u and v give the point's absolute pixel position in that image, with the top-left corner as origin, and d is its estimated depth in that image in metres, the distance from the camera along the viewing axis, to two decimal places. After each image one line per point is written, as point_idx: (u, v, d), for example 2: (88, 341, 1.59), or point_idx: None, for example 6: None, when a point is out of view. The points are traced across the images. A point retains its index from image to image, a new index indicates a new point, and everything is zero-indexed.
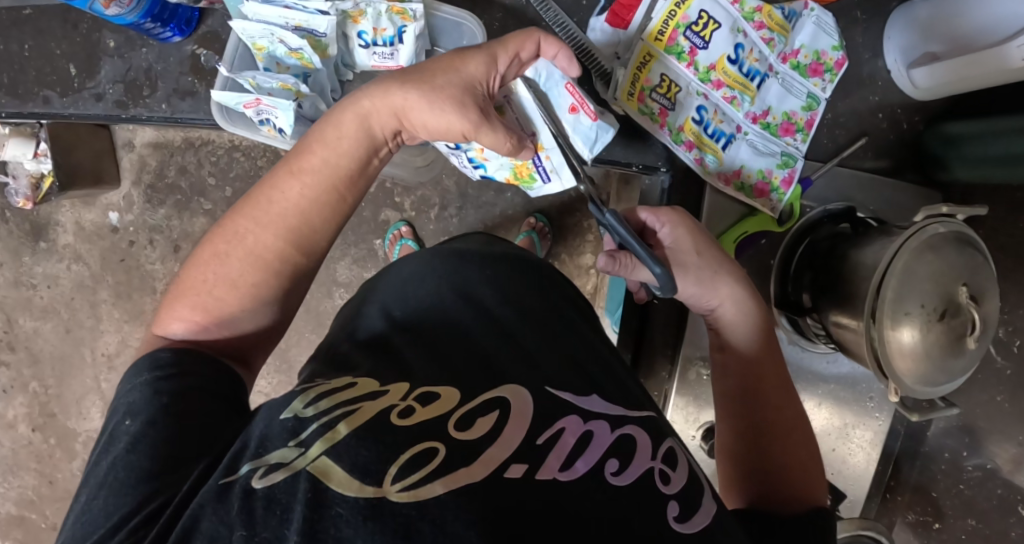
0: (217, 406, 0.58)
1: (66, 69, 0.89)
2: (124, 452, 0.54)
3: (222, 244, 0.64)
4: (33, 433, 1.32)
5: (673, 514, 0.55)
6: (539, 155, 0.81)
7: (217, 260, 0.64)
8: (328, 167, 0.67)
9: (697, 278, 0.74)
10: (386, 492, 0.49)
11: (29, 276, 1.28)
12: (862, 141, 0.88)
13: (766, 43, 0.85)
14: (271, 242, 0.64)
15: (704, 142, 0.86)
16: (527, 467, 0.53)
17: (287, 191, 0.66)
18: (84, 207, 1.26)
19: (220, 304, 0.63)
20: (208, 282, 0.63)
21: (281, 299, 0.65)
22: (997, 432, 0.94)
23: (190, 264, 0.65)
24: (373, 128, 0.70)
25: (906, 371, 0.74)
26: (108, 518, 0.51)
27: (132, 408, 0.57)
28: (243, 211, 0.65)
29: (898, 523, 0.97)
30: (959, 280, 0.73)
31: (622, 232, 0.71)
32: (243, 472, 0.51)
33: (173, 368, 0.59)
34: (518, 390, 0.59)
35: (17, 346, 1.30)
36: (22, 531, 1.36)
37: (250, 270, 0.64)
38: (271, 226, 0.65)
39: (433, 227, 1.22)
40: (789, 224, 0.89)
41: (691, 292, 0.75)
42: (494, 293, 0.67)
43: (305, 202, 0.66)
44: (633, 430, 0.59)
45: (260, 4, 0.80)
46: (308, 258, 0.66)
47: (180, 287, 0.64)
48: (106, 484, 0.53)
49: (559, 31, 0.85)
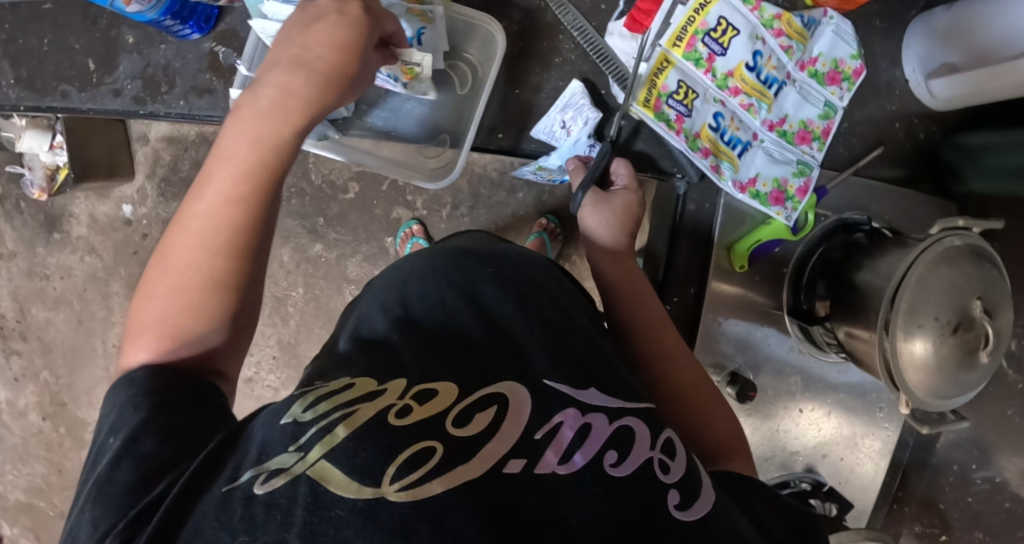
0: (196, 414, 0.58)
1: (85, 64, 0.89)
2: (108, 467, 0.54)
3: (175, 277, 0.64)
4: (43, 422, 1.34)
5: (674, 502, 0.56)
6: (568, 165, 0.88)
7: (174, 291, 0.63)
8: (229, 176, 0.66)
9: (606, 219, 0.81)
10: (385, 492, 0.49)
11: (43, 267, 1.29)
12: (879, 150, 0.87)
13: (784, 51, 0.84)
14: (203, 262, 0.64)
15: (720, 149, 0.85)
16: (525, 462, 0.54)
17: (222, 213, 0.65)
18: (98, 200, 1.27)
19: (180, 327, 0.63)
20: (162, 315, 0.63)
21: (240, 311, 0.65)
22: (1006, 445, 0.95)
23: (138, 305, 0.65)
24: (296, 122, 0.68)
25: (918, 384, 0.74)
26: (95, 529, 0.51)
27: (116, 426, 0.57)
28: (173, 243, 0.65)
29: (904, 534, 0.97)
30: (973, 293, 0.73)
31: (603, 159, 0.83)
32: (245, 479, 0.50)
33: (147, 385, 0.59)
34: (514, 386, 0.59)
35: (29, 335, 1.32)
36: (31, 518, 1.37)
37: (197, 292, 0.64)
38: (200, 248, 0.64)
39: (445, 226, 1.23)
40: (802, 234, 0.87)
41: (600, 225, 0.81)
42: (496, 292, 0.67)
43: (220, 213, 0.65)
44: (631, 422, 0.60)
45: (279, 4, 0.78)
46: (251, 263, 0.66)
47: (135, 329, 0.64)
48: (92, 498, 0.53)
49: (578, 35, 0.85)
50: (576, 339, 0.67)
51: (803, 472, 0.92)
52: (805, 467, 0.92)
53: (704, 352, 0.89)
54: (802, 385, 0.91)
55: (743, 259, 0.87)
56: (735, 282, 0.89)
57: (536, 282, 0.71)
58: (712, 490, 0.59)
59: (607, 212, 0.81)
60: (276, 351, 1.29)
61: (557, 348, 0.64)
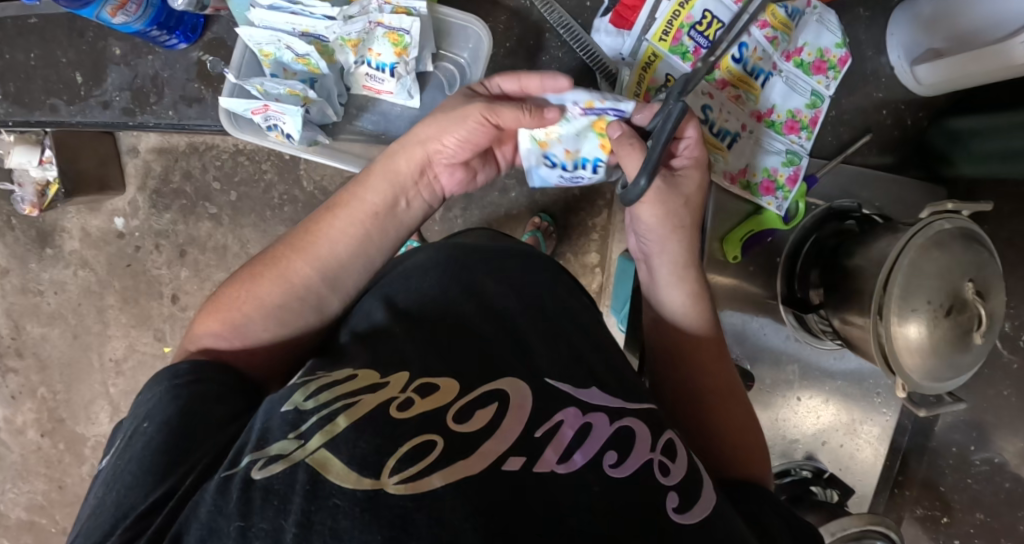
0: (227, 407, 0.61)
1: (73, 78, 0.89)
2: (140, 451, 0.57)
3: (259, 266, 0.70)
4: (42, 438, 1.33)
5: (672, 505, 0.55)
6: (594, 106, 0.74)
7: (250, 279, 0.69)
8: (358, 206, 0.73)
9: (666, 212, 0.74)
10: (384, 484, 0.49)
11: (36, 283, 1.29)
12: (866, 138, 0.89)
13: (769, 42, 0.84)
14: (301, 269, 0.70)
15: (710, 142, 0.86)
16: (525, 460, 0.53)
17: (323, 224, 0.72)
18: (89, 213, 1.27)
19: (247, 323, 0.68)
20: (235, 297, 0.69)
21: (301, 322, 0.69)
22: (1005, 426, 0.92)
23: (230, 283, 0.71)
24: (402, 169, 0.75)
25: (913, 367, 0.75)
26: (118, 508, 0.54)
27: (150, 413, 0.59)
28: (284, 240, 0.72)
29: (906, 518, 0.98)
30: (964, 275, 0.73)
31: (665, 126, 0.69)
32: (244, 464, 0.52)
33: (190, 376, 0.62)
34: (516, 383, 0.59)
35: (25, 352, 1.32)
36: (33, 535, 1.37)
37: (278, 291, 0.69)
38: (307, 257, 0.70)
39: (438, 227, 1.32)
40: (794, 222, 0.89)
41: (649, 218, 0.74)
42: (498, 284, 0.68)
43: (336, 237, 0.72)
44: (631, 422, 0.59)
45: (268, 11, 0.80)
46: (332, 291, 0.71)
47: (214, 300, 0.70)
48: (118, 481, 0.55)
49: (564, 32, 0.86)
50: (582, 339, 0.67)
51: (803, 460, 0.93)
52: (805, 455, 0.93)
53: None
54: (799, 374, 0.92)
55: (736, 249, 0.87)
56: (729, 274, 0.89)
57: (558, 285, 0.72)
58: (712, 492, 0.58)
59: (671, 207, 0.74)
60: None
61: (557, 340, 0.65)
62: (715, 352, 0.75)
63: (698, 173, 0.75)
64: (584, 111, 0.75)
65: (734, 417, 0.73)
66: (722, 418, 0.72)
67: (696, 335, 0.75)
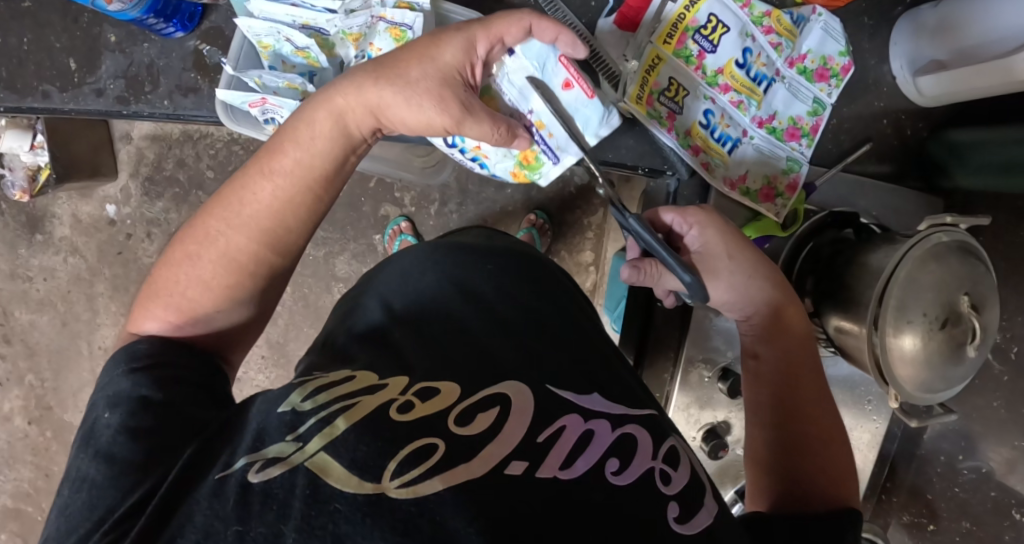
0: (198, 390, 0.60)
1: (66, 63, 0.87)
2: (107, 446, 0.54)
3: (193, 245, 0.66)
4: (29, 426, 1.33)
5: (673, 515, 0.54)
6: (540, 132, 0.80)
7: (189, 261, 0.66)
8: (303, 170, 0.68)
9: (730, 283, 0.75)
10: (385, 489, 0.49)
11: (25, 269, 1.28)
12: (866, 147, 0.88)
13: (773, 48, 0.85)
14: (244, 244, 0.66)
15: (710, 146, 0.85)
16: (528, 465, 0.53)
17: (259, 192, 0.67)
18: (81, 199, 1.26)
19: (195, 304, 0.65)
20: (175, 279, 0.66)
21: (251, 299, 0.67)
22: (992, 435, 0.96)
23: (164, 263, 0.67)
24: (348, 126, 0.70)
25: (907, 378, 0.75)
26: (93, 511, 0.52)
27: (113, 401, 0.57)
28: (216, 211, 0.67)
29: (893, 524, 1.00)
30: (962, 288, 0.74)
31: (647, 239, 0.73)
32: (238, 467, 0.51)
33: (150, 359, 0.60)
34: (520, 388, 0.58)
35: (13, 339, 1.31)
36: (20, 523, 1.37)
37: (223, 272, 0.66)
38: (247, 232, 0.66)
39: (433, 222, 1.32)
40: (791, 229, 0.87)
41: (725, 296, 0.76)
42: (495, 290, 0.67)
43: (276, 206, 0.67)
44: (634, 429, 0.59)
45: (268, 3, 0.79)
46: (283, 257, 0.68)
47: (151, 283, 0.67)
48: (89, 479, 0.53)
49: (548, 9, 0.83)
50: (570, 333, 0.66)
51: None
52: None
53: (694, 346, 0.87)
54: None
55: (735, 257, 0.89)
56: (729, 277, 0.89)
57: (529, 270, 0.71)
58: (713, 499, 0.58)
59: (737, 281, 0.75)
60: (265, 352, 1.37)
61: (555, 345, 0.64)
62: (811, 388, 0.73)
63: (712, 228, 0.74)
64: (528, 125, 0.79)
65: (827, 456, 0.69)
66: (816, 456, 0.68)
67: (792, 361, 0.74)
